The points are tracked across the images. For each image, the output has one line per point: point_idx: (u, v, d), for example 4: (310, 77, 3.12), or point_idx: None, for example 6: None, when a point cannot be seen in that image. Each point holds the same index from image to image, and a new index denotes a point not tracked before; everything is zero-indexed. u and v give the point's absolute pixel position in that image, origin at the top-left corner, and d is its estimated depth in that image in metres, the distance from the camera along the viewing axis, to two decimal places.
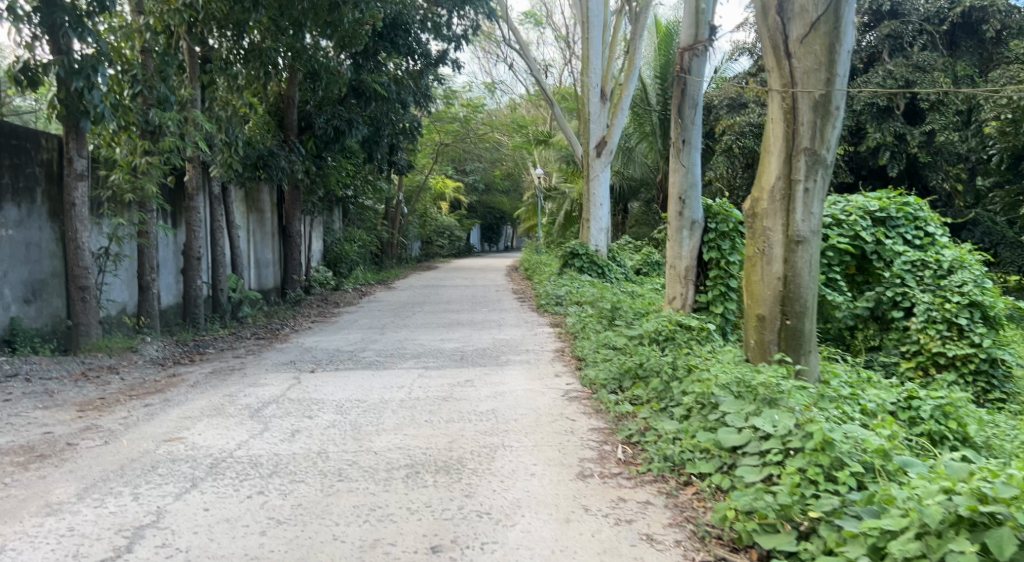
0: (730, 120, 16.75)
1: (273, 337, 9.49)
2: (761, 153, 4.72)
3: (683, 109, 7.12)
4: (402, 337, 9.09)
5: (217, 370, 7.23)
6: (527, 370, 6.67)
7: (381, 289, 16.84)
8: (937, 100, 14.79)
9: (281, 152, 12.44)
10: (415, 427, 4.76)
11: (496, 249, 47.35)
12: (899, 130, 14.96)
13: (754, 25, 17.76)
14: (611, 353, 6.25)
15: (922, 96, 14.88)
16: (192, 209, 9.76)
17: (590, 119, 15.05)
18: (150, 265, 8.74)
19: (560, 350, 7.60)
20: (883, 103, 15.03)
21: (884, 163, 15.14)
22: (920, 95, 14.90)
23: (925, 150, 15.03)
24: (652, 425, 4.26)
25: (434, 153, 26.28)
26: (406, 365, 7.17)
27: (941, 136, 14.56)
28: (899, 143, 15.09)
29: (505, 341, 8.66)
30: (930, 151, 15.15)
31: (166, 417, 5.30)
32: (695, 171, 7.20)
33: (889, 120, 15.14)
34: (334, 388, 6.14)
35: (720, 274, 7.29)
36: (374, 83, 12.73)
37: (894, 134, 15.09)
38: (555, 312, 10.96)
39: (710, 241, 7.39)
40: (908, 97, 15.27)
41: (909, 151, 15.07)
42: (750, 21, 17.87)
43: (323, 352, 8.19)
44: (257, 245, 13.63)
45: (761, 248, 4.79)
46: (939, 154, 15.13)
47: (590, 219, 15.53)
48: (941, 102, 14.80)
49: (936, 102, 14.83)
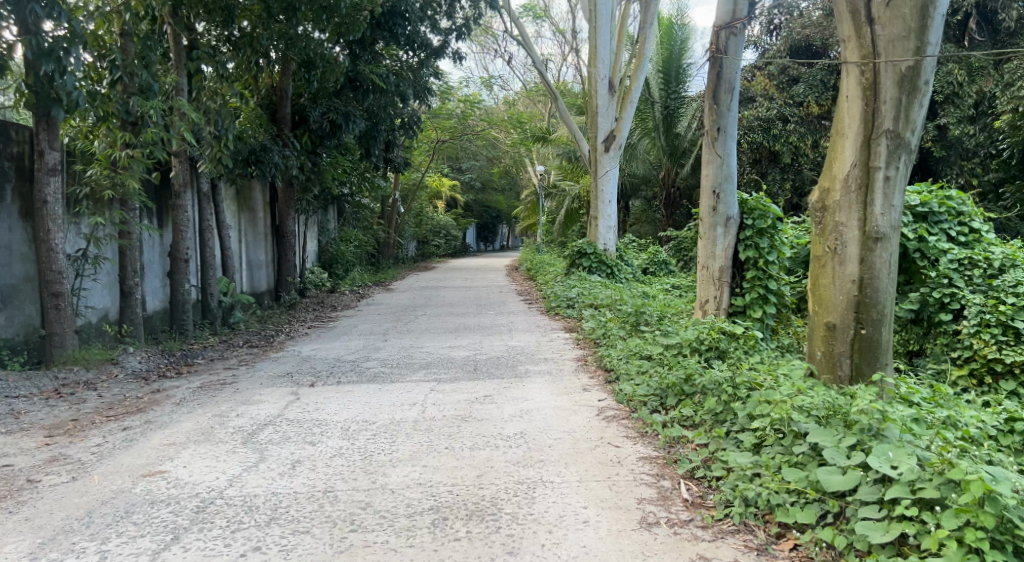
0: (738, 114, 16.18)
1: (267, 345, 8.81)
2: (832, 137, 4.09)
3: (718, 93, 6.49)
4: (407, 344, 8.45)
5: (206, 385, 6.56)
6: (550, 384, 6.02)
7: (379, 291, 16.17)
8: (951, 93, 14.09)
9: (274, 147, 11.64)
10: (435, 456, 4.11)
11: (492, 249, 46.68)
12: None
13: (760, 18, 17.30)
14: (645, 364, 5.63)
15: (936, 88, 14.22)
16: (179, 208, 9.09)
17: (598, 112, 14.39)
18: (133, 268, 8.07)
19: (582, 359, 6.97)
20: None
21: None
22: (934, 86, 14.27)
23: (939, 144, 14.46)
24: (717, 456, 3.63)
25: (430, 151, 25.63)
26: (415, 378, 6.51)
27: (956, 130, 13.97)
28: None
29: (519, 348, 8.00)
30: (943, 145, 14.58)
31: (146, 444, 4.64)
32: (731, 162, 6.58)
33: None
34: (337, 406, 5.50)
35: (757, 275, 6.65)
36: (373, 74, 12.04)
37: None
38: (568, 315, 10.32)
39: (746, 238, 6.73)
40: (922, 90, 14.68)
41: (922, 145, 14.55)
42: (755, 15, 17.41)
43: (322, 362, 7.53)
44: (249, 246, 12.94)
45: (833, 246, 4.15)
46: (953, 147, 14.51)
47: (598, 217, 14.92)
48: (956, 94, 14.06)
49: (950, 95, 14.20)
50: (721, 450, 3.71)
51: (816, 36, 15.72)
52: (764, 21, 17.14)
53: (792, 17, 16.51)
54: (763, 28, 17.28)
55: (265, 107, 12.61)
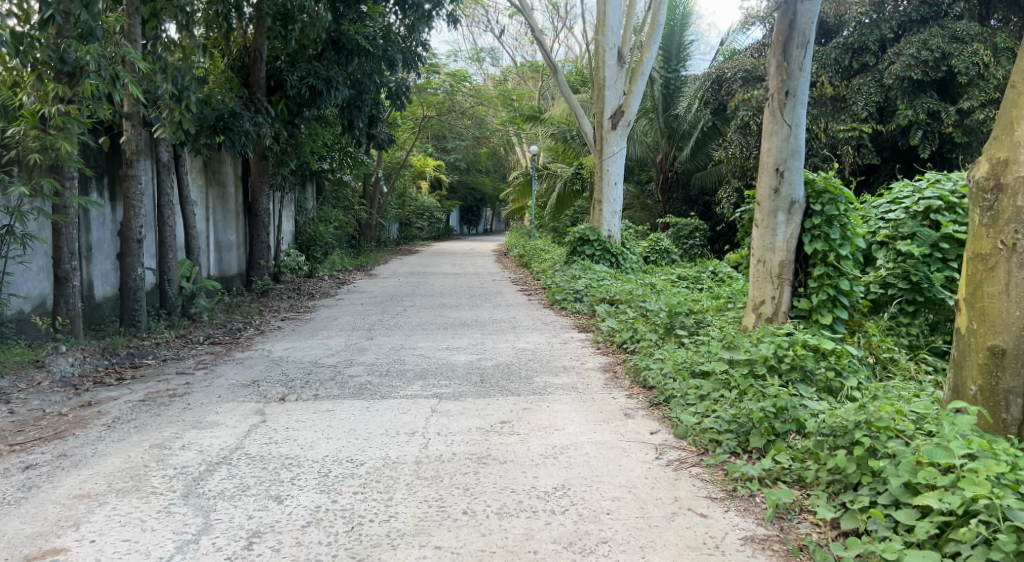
0: (747, 94, 15.51)
1: (233, 343, 7.52)
2: (1017, 91, 3.30)
3: (788, 49, 5.29)
4: (395, 346, 7.20)
5: (152, 398, 5.28)
6: (580, 406, 4.84)
7: (361, 277, 14.83)
8: (975, 74, 12.71)
9: (245, 113, 10.24)
10: (450, 530, 2.95)
11: (475, 233, 45.23)
12: (933, 107, 13.16)
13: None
14: (704, 386, 4.48)
15: (958, 69, 12.78)
16: (131, 177, 7.74)
17: (606, 85, 13.11)
18: (68, 250, 6.64)
19: (612, 372, 5.77)
20: (916, 77, 13.23)
21: (914, 144, 13.42)
22: (956, 67, 12.82)
23: (960, 130, 13.10)
24: (877, 552, 2.49)
25: (415, 128, 24.20)
26: (411, 393, 5.31)
27: (980, 114, 12.59)
28: (933, 121, 13.29)
29: (530, 352, 6.80)
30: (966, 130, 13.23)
31: (49, 497, 3.39)
32: (800, 134, 5.41)
33: (922, 96, 13.34)
34: (314, 435, 4.30)
35: (827, 272, 5.50)
36: (357, 35, 10.73)
37: (927, 111, 13.26)
38: (577, 312, 9.14)
39: (813, 228, 5.57)
40: (948, 71, 13.28)
41: (943, 131, 13.30)
42: None
43: (296, 368, 6.27)
44: (217, 225, 11.59)
45: (1010, 240, 3.26)
46: (974, 134, 13.16)
47: (602, 201, 13.68)
48: (980, 75, 12.70)
49: (974, 77, 12.75)
50: (883, 543, 2.56)
51: (833, 11, 14.55)
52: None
53: None
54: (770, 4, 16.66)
55: (236, 70, 11.23)
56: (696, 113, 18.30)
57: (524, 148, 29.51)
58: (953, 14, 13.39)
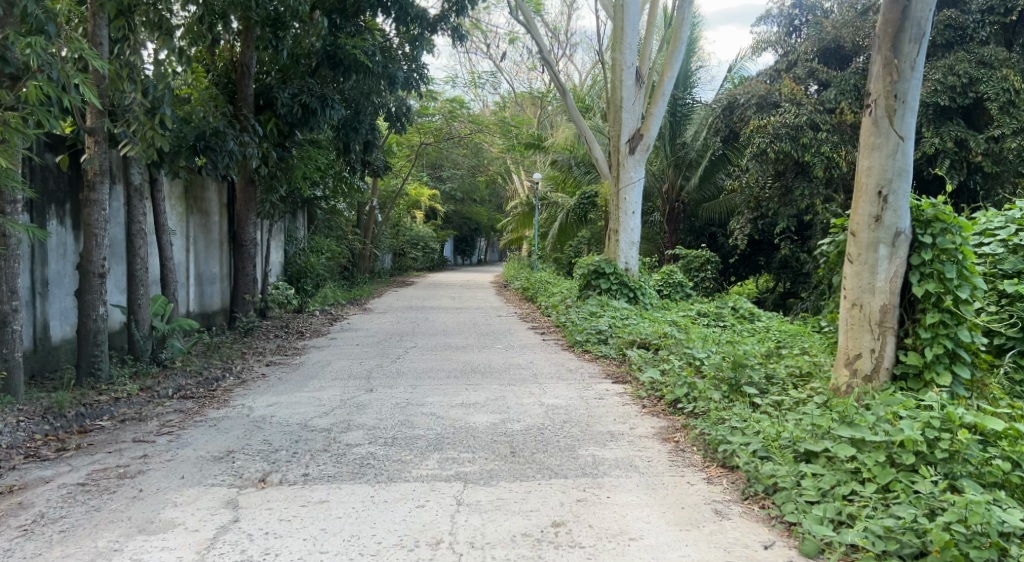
0: (761, 120, 14.05)
1: (207, 398, 6.34)
2: None
3: (897, 46, 4.32)
4: (400, 401, 6.04)
5: (95, 482, 4.12)
6: (651, 497, 3.72)
7: (355, 312, 13.63)
8: (1006, 102, 11.74)
9: (229, 131, 9.12)
10: None
11: (470, 264, 44.09)
12: (960, 134, 12.01)
13: (783, 19, 15.85)
14: (824, 477, 3.37)
15: (986, 96, 11.86)
16: (94, 203, 6.61)
17: (622, 107, 12.24)
18: (8, 290, 5.52)
19: (674, 443, 4.66)
20: (943, 104, 12.17)
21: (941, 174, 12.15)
22: (985, 94, 11.90)
23: (988, 159, 11.97)
24: None
25: (410, 155, 23.22)
26: (428, 473, 4.17)
27: (1014, 142, 11.50)
28: (959, 150, 12.11)
29: (563, 411, 5.68)
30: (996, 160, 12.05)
31: None
32: (908, 150, 4.42)
33: (949, 123, 12.30)
34: (308, 546, 3.21)
35: (942, 319, 4.41)
36: (355, 49, 9.68)
37: (954, 139, 12.11)
38: (604, 356, 8.05)
39: (922, 265, 4.52)
40: (974, 98, 12.20)
41: (971, 160, 12.12)
42: (777, 13, 15.98)
43: (281, 434, 5.10)
44: (198, 256, 10.46)
45: None
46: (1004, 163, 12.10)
47: (619, 231, 12.65)
48: (1011, 103, 11.74)
49: (1006, 103, 11.74)
50: None
51: (850, 36, 13.92)
52: (784, 22, 15.84)
53: (818, 17, 14.94)
54: (782, 29, 15.92)
55: (222, 86, 10.31)
56: (704, 139, 17.51)
57: (524, 177, 28.55)
58: (978, 39, 12.44)
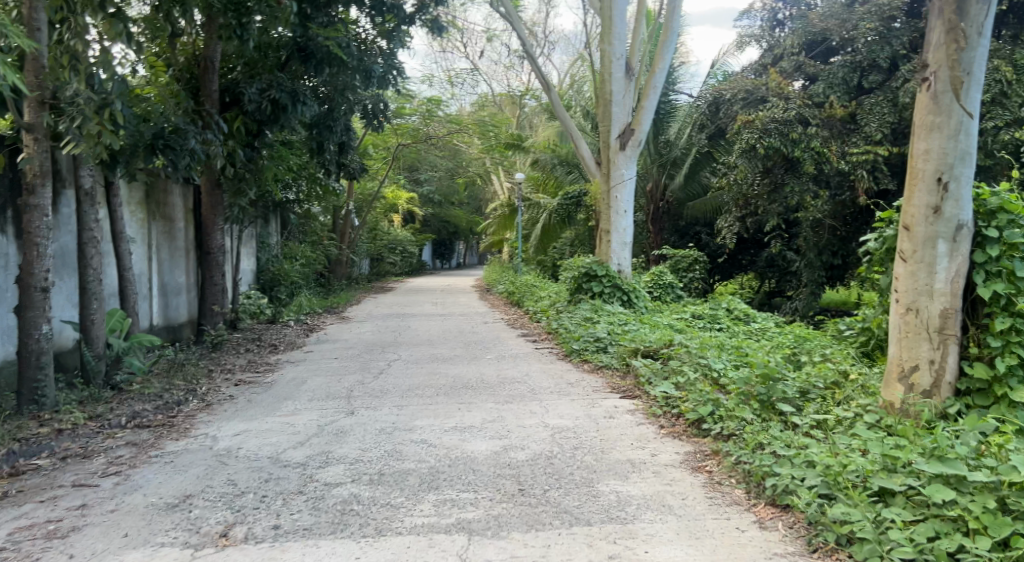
0: (749, 115, 13.27)
1: (165, 428, 5.57)
2: None
3: (962, 11, 3.77)
4: (386, 427, 5.33)
5: (16, 545, 3.39)
6: (701, 549, 3.07)
7: (333, 321, 12.81)
8: (998, 92, 11.04)
9: (191, 128, 8.29)
10: None
11: (450, 267, 43.22)
12: None
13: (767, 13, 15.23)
14: (919, 524, 2.85)
15: None
16: (35, 209, 5.81)
17: (612, 101, 11.61)
18: None
19: (708, 474, 4.02)
20: None
21: None
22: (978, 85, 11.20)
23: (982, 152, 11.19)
24: None
25: (387, 157, 22.37)
26: (426, 521, 3.49)
27: (1008, 134, 10.79)
28: None
29: (571, 434, 4.99)
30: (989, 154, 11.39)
31: None
32: (972, 131, 3.86)
33: None
34: None
35: (1015, 325, 3.87)
36: (328, 39, 8.90)
37: None
38: (606, 368, 7.37)
39: (990, 263, 3.97)
40: None
41: None
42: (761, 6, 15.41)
43: (249, 472, 4.38)
44: (161, 264, 9.65)
45: None
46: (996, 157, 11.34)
47: (611, 231, 12.02)
48: (1003, 94, 11.06)
49: (998, 95, 11.06)
50: None
51: (838, 28, 13.34)
52: (767, 16, 15.22)
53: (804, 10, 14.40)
54: (766, 23, 15.31)
55: (184, 83, 9.45)
56: (688, 136, 17.01)
57: (505, 177, 27.80)
58: None
